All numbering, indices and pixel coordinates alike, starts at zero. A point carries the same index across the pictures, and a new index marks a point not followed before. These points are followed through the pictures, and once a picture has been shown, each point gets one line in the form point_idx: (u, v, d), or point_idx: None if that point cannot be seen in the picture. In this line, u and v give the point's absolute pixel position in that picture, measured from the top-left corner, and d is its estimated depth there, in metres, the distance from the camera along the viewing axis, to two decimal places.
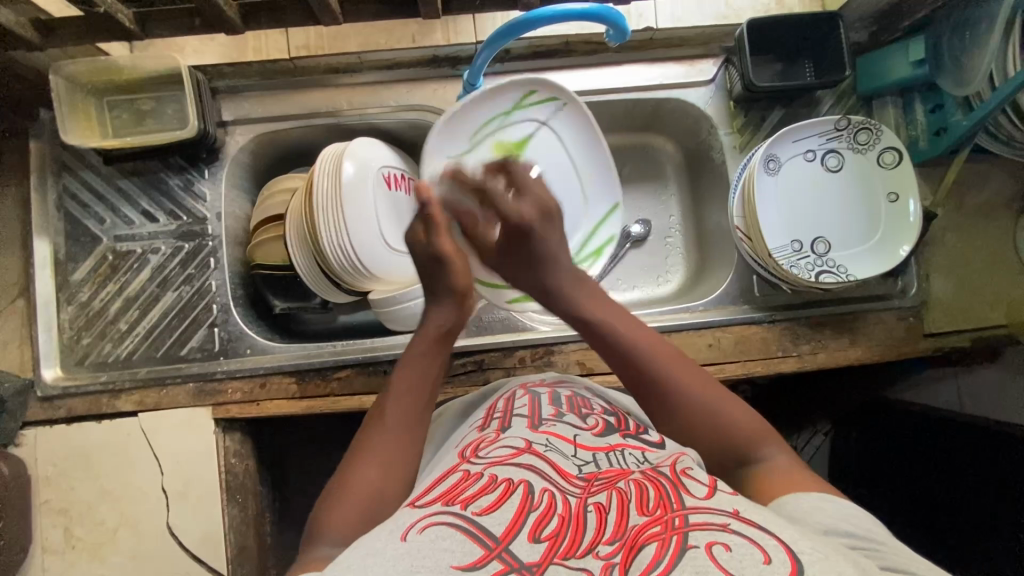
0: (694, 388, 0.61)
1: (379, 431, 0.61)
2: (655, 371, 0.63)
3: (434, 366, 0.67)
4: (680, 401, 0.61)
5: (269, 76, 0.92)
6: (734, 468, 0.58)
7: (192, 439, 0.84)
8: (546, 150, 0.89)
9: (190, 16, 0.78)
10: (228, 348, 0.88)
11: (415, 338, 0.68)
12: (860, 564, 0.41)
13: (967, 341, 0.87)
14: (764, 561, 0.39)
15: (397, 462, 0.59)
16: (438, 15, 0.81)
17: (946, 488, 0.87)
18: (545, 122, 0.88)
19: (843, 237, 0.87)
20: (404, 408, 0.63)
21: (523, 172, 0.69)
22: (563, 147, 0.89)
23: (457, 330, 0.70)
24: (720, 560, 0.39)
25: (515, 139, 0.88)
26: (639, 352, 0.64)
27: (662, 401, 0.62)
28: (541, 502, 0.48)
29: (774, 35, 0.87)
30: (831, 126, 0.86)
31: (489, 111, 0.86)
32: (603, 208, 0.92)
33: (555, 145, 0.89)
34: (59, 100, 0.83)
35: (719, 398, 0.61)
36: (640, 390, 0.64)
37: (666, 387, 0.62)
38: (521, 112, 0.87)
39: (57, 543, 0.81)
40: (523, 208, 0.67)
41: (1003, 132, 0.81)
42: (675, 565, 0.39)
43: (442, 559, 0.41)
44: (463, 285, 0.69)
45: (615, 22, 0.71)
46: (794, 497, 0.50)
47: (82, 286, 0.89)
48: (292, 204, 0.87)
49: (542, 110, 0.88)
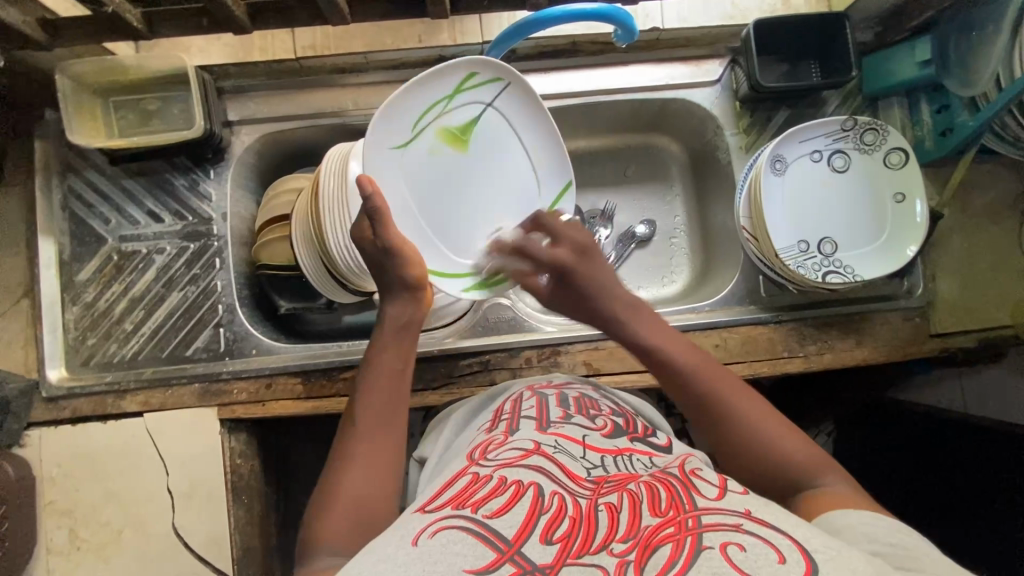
0: (748, 410, 0.60)
1: (356, 435, 0.61)
2: (711, 394, 0.61)
3: (401, 360, 0.66)
4: (734, 424, 0.59)
5: (275, 77, 0.92)
6: (786, 493, 0.56)
7: (197, 440, 0.83)
8: (492, 136, 0.78)
9: (198, 16, 0.78)
10: (234, 348, 0.88)
11: (377, 334, 0.67)
12: (875, 563, 0.41)
13: (973, 341, 0.87)
14: (779, 560, 0.39)
15: (379, 464, 0.59)
16: (445, 15, 0.81)
17: (951, 489, 0.87)
18: (491, 104, 0.77)
19: (850, 237, 0.87)
20: (378, 407, 0.63)
21: (559, 221, 0.73)
22: (512, 132, 0.79)
23: (419, 321, 0.69)
24: (735, 561, 0.39)
25: (460, 124, 0.76)
26: (695, 375, 0.63)
27: (717, 424, 0.60)
28: (551, 505, 0.47)
29: (779, 36, 0.87)
30: (837, 126, 0.87)
31: (428, 94, 0.73)
32: (553, 192, 0.81)
33: (503, 130, 0.78)
34: (66, 100, 0.83)
35: (773, 422, 0.59)
36: (695, 413, 0.62)
37: (720, 408, 0.60)
38: (464, 94, 0.75)
39: (61, 544, 0.81)
40: (561, 252, 0.71)
41: (1008, 132, 0.81)
42: (690, 566, 0.39)
43: (454, 563, 0.41)
44: (415, 276, 0.68)
45: (623, 21, 0.71)
46: (840, 513, 0.50)
47: (88, 287, 0.88)
48: (297, 204, 0.87)
49: (487, 92, 0.76)
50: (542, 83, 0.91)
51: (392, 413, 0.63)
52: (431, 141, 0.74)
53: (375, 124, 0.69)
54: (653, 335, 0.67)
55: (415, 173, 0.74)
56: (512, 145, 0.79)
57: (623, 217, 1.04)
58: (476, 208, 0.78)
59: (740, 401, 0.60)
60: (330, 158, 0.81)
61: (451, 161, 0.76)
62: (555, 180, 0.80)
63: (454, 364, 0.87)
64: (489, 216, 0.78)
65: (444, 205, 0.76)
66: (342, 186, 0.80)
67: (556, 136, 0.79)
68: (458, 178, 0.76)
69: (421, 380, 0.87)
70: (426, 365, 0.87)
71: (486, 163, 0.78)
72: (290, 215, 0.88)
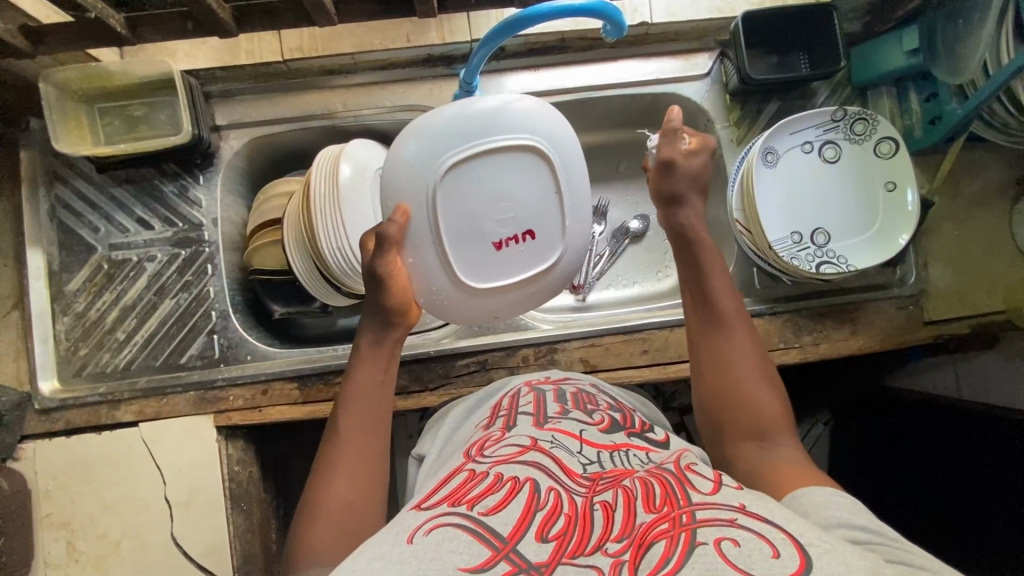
0: (749, 362, 0.63)
1: (339, 446, 0.61)
2: (728, 325, 0.65)
3: (384, 367, 0.67)
4: (730, 362, 0.63)
5: (261, 79, 0.90)
6: (746, 440, 0.59)
7: (193, 448, 0.83)
8: (468, 204, 0.62)
9: (183, 20, 0.77)
10: (227, 355, 0.88)
11: (358, 354, 0.68)
12: (868, 558, 0.40)
13: (965, 327, 0.88)
14: (773, 555, 0.39)
15: (365, 469, 0.60)
16: (433, 13, 0.81)
17: (947, 472, 0.87)
18: (480, 155, 0.61)
19: (843, 227, 0.88)
20: (360, 418, 0.63)
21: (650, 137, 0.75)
22: (474, 193, 0.62)
23: (405, 322, 0.68)
24: (729, 558, 0.39)
25: (486, 168, 0.62)
26: (720, 300, 0.66)
27: (719, 350, 0.64)
28: (547, 501, 0.47)
29: (767, 27, 0.88)
30: (828, 117, 0.87)
31: (483, 139, 0.61)
32: (502, 271, 0.65)
33: (466, 193, 0.62)
34: (50, 109, 0.82)
35: (765, 384, 0.62)
36: (702, 328, 0.66)
37: (726, 340, 0.64)
38: (474, 145, 0.61)
39: (59, 557, 0.80)
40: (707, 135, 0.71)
41: (997, 118, 0.82)
42: (684, 563, 0.39)
43: (449, 562, 0.41)
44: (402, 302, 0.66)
45: (612, 17, 0.68)
46: (810, 491, 0.50)
47: (77, 297, 0.87)
48: (290, 208, 0.87)
49: (470, 144, 0.61)
50: (532, 80, 0.92)
51: (376, 424, 0.63)
52: (473, 199, 0.62)
53: (484, 156, 0.61)
54: (700, 236, 0.69)
55: (455, 222, 0.62)
56: (479, 211, 0.62)
57: (617, 212, 1.03)
58: (473, 257, 0.64)
59: (742, 346, 0.64)
60: (322, 161, 0.82)
61: (446, 216, 0.62)
62: (510, 261, 0.64)
63: (450, 364, 0.87)
64: (485, 271, 0.65)
65: (469, 246, 0.63)
66: (333, 187, 0.81)
67: (476, 202, 0.62)
68: (455, 228, 0.62)
69: (418, 381, 0.86)
70: (423, 367, 0.87)
71: (474, 215, 0.62)
72: (282, 219, 0.88)
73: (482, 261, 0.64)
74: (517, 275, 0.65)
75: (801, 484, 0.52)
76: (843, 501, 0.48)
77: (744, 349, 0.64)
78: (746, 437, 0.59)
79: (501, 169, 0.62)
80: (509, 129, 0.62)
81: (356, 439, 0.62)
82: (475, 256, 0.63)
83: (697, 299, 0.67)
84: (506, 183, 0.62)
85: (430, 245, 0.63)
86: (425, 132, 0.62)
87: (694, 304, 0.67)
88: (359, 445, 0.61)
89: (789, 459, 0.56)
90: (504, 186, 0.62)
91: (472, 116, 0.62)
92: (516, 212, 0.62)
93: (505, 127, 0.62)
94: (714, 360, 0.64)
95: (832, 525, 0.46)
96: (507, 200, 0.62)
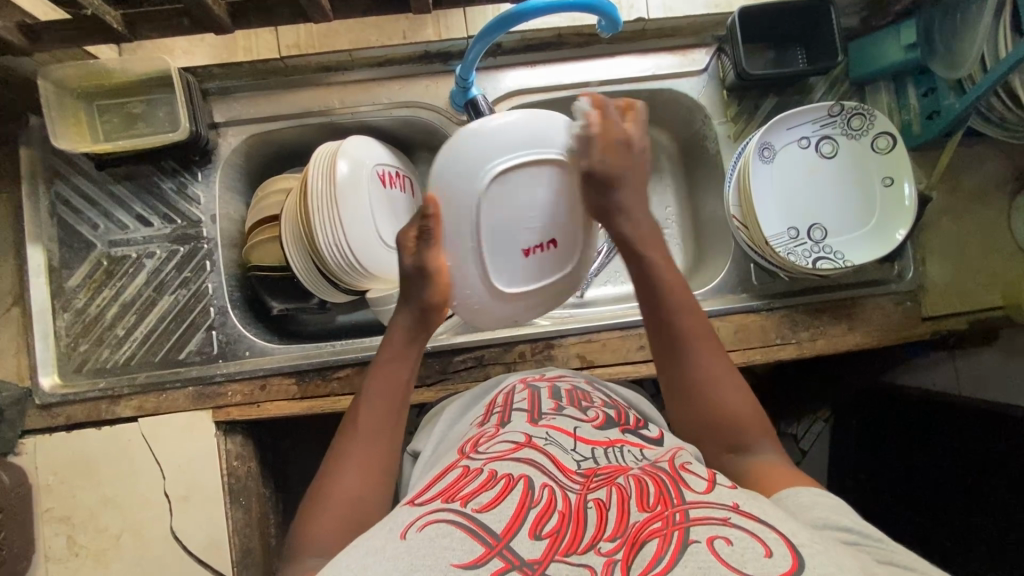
0: (716, 367, 0.62)
1: (352, 438, 0.61)
2: (690, 336, 0.63)
3: (407, 364, 0.67)
4: (698, 372, 0.62)
5: (259, 76, 0.91)
6: (723, 454, 0.59)
7: (192, 443, 0.83)
8: (501, 216, 0.64)
9: (179, 17, 0.78)
10: (227, 351, 0.89)
11: (384, 347, 0.68)
12: (860, 559, 0.41)
13: (964, 323, 0.87)
14: (765, 554, 0.39)
15: (374, 464, 0.60)
16: (428, 9, 0.81)
17: (945, 469, 0.87)
18: (509, 169, 0.63)
19: (841, 223, 0.87)
20: (375, 414, 0.63)
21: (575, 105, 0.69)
22: (507, 207, 0.64)
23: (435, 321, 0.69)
24: (721, 555, 0.39)
25: (516, 181, 0.64)
26: (677, 311, 0.64)
27: (684, 363, 0.63)
28: (541, 498, 0.48)
29: (764, 23, 0.87)
30: (824, 112, 0.87)
31: (508, 151, 0.63)
32: (532, 276, 0.68)
33: (498, 206, 0.64)
34: (49, 106, 0.82)
35: (736, 386, 0.61)
36: (662, 342, 0.64)
37: (689, 351, 0.63)
38: (502, 159, 0.63)
39: (60, 550, 0.81)
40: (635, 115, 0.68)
41: (995, 113, 0.81)
42: (676, 561, 0.39)
43: (442, 557, 0.41)
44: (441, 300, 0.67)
45: (605, 12, 0.68)
46: (794, 493, 0.50)
47: (77, 294, 0.88)
48: (287, 205, 0.87)
49: (499, 159, 0.63)
50: (530, 76, 0.92)
51: (391, 420, 0.63)
52: (505, 211, 0.64)
53: (513, 168, 0.63)
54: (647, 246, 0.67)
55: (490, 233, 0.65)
56: (512, 224, 0.64)
57: None
58: (507, 266, 0.66)
59: (705, 352, 0.63)
60: (319, 158, 0.82)
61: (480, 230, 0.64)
62: (540, 266, 0.68)
63: (447, 359, 0.87)
64: (518, 276, 0.68)
65: (503, 256, 0.66)
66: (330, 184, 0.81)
67: (509, 214, 0.64)
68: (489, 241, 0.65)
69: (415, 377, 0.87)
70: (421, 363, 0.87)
71: (507, 226, 0.64)
72: (280, 215, 0.88)
73: (514, 268, 0.67)
74: (541, 281, 0.69)
75: (787, 487, 0.52)
76: (836, 501, 0.48)
77: (708, 355, 0.63)
78: (721, 448, 0.59)
79: (529, 180, 0.64)
80: (534, 140, 0.64)
81: (370, 433, 0.62)
82: (508, 264, 0.66)
83: (654, 313, 0.65)
84: (535, 195, 0.64)
85: (469, 259, 0.66)
86: (454, 151, 0.64)
87: (651, 319, 0.65)
88: (371, 439, 0.62)
89: (769, 462, 0.57)
90: (534, 198, 0.64)
91: (494, 130, 0.64)
92: (543, 222, 0.65)
93: (529, 138, 0.64)
94: (682, 373, 0.63)
95: (821, 526, 0.46)
96: (536, 211, 0.65)
